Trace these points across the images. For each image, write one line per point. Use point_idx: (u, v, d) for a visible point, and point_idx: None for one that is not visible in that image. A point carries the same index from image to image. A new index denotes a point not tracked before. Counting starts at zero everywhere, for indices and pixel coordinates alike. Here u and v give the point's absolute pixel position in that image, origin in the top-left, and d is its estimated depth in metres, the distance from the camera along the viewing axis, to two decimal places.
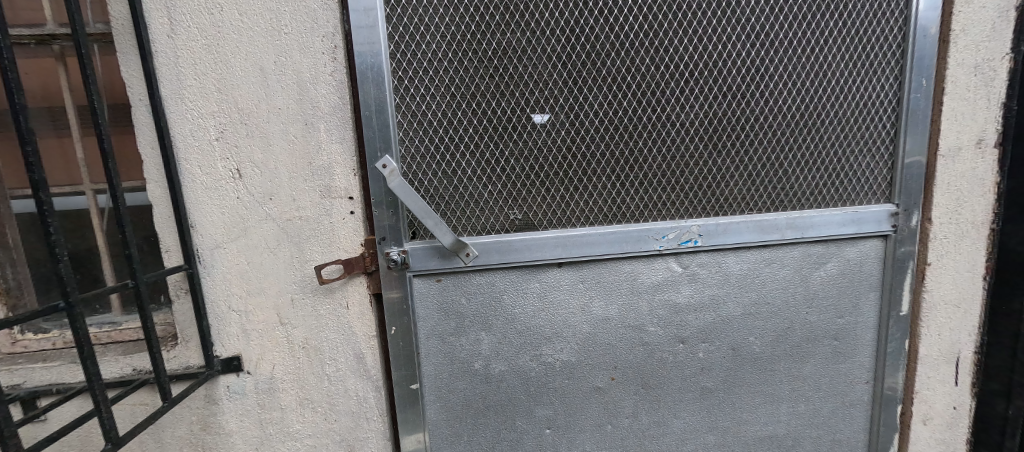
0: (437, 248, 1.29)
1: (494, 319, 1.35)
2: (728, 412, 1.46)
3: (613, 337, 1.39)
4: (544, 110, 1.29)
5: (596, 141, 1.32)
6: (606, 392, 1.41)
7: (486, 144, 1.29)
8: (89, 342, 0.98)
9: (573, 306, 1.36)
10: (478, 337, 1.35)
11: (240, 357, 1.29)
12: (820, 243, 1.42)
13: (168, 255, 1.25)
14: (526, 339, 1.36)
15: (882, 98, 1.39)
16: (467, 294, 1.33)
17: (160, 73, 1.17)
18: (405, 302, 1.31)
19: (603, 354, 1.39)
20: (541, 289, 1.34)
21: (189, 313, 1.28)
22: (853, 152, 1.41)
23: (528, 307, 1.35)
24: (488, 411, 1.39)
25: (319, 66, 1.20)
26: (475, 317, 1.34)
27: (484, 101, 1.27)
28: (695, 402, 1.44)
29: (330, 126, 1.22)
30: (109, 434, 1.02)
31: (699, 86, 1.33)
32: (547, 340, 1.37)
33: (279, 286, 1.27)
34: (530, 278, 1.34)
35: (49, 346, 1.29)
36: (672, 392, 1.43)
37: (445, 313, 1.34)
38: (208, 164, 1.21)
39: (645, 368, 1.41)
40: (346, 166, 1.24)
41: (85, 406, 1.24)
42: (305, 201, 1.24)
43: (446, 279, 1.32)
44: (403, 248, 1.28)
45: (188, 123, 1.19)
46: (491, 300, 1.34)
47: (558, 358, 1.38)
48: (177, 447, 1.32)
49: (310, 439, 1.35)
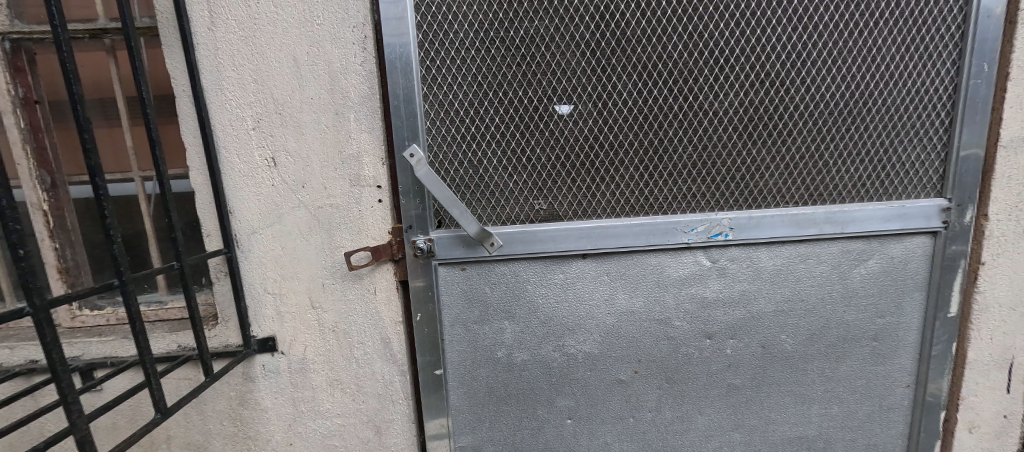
0: (462, 237, 1.31)
1: (516, 308, 1.35)
2: (756, 411, 1.43)
3: (637, 330, 1.37)
4: (569, 101, 1.27)
5: (622, 132, 1.29)
6: (629, 385, 1.40)
7: (510, 135, 1.28)
8: (140, 319, 1.04)
9: (597, 297, 1.35)
10: (501, 327, 1.36)
11: (274, 338, 1.36)
12: (861, 238, 1.35)
13: (209, 239, 1.31)
14: (549, 329, 1.36)
15: (937, 85, 1.30)
16: (491, 283, 1.34)
17: (201, 65, 1.22)
18: (430, 290, 1.33)
19: (627, 347, 1.38)
20: (565, 280, 1.34)
21: (227, 294, 1.34)
22: (902, 143, 1.32)
23: (551, 298, 1.35)
24: (509, 399, 1.40)
25: (349, 56, 1.22)
26: (498, 306, 1.35)
27: (511, 90, 1.27)
28: (721, 398, 1.41)
29: (360, 116, 1.25)
30: (159, 405, 1.07)
31: (735, 74, 1.27)
32: (570, 331, 1.36)
33: (311, 270, 1.32)
34: (554, 269, 1.33)
35: (104, 322, 1.39)
36: (698, 387, 1.40)
37: (469, 301, 1.35)
38: (246, 153, 1.26)
39: (669, 362, 1.39)
40: (375, 154, 1.27)
41: (136, 378, 1.33)
42: (336, 189, 1.28)
43: (470, 268, 1.34)
44: (429, 236, 1.30)
45: (227, 113, 1.24)
46: (514, 290, 1.34)
47: (581, 349, 1.37)
48: (216, 420, 1.40)
49: (340, 418, 1.41)
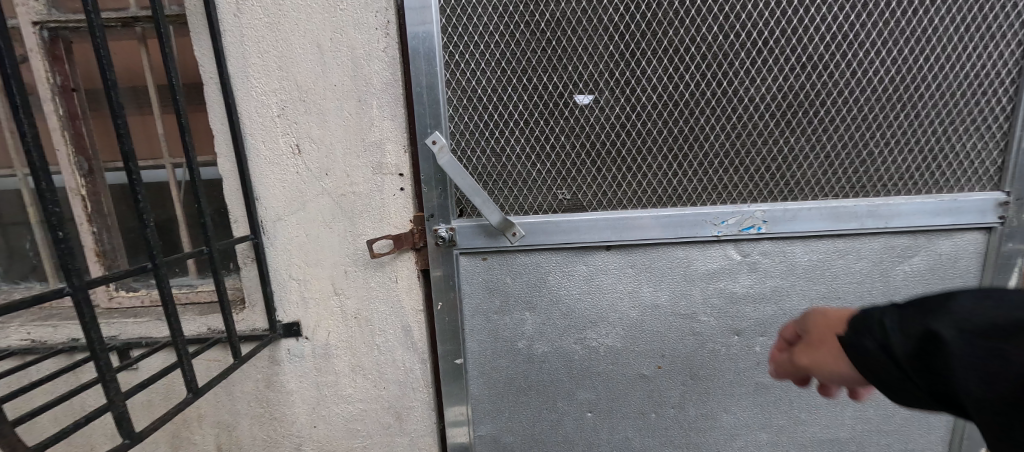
0: (484, 227, 1.29)
1: (538, 299, 1.34)
2: (785, 411, 1.38)
3: (662, 325, 1.33)
4: (598, 87, 1.23)
5: (651, 121, 1.25)
6: (652, 381, 1.37)
7: (534, 123, 1.25)
8: (172, 301, 1.06)
9: (621, 290, 1.32)
10: (522, 317, 1.35)
11: (299, 323, 1.38)
12: (906, 233, 1.27)
13: (236, 225, 1.33)
14: (571, 321, 1.34)
15: (999, 68, 1.20)
16: (512, 274, 1.33)
17: (228, 52, 1.23)
18: (451, 279, 1.33)
19: (650, 342, 1.34)
20: (588, 272, 1.31)
21: (254, 279, 1.36)
22: (956, 131, 1.23)
23: (574, 289, 1.32)
24: (529, 390, 1.39)
25: (372, 42, 1.21)
26: (519, 297, 1.34)
27: (536, 76, 1.23)
28: (749, 397, 1.37)
29: (383, 103, 1.24)
30: (190, 384, 1.09)
31: (773, 58, 1.20)
32: (593, 324, 1.34)
33: (334, 257, 1.33)
34: (578, 260, 1.31)
35: (139, 303, 1.44)
36: (724, 385, 1.36)
37: (490, 292, 1.34)
38: (271, 139, 1.27)
39: (694, 358, 1.35)
40: (397, 142, 1.26)
41: (169, 358, 1.38)
42: (358, 177, 1.28)
43: (491, 258, 1.32)
44: (451, 225, 1.29)
45: (253, 100, 1.25)
46: (536, 280, 1.32)
47: (603, 343, 1.35)
48: (244, 401, 1.44)
49: (361, 403, 1.43)
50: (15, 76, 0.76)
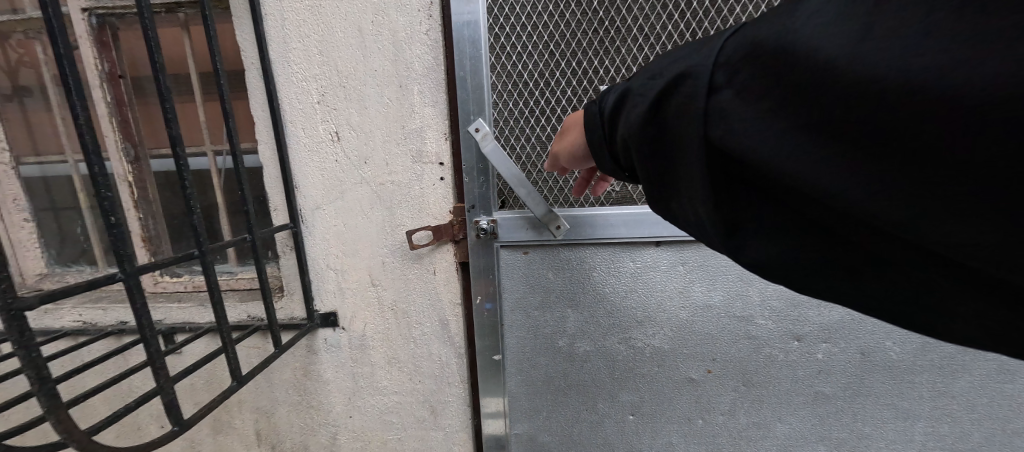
0: (526, 219, 1.24)
1: (581, 296, 1.28)
2: (846, 423, 1.28)
3: (714, 327, 1.25)
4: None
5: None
6: (700, 385, 1.29)
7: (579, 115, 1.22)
8: (218, 288, 1.06)
9: (670, 289, 1.25)
10: (563, 314, 1.29)
11: (336, 313, 1.37)
12: None
13: (276, 213, 1.32)
14: (615, 320, 1.28)
15: None
16: (554, 269, 1.27)
17: (269, 37, 1.20)
18: (491, 272, 1.28)
19: (701, 344, 1.27)
20: (636, 268, 1.24)
21: (292, 268, 1.35)
22: None
23: (620, 286, 1.26)
24: (569, 390, 1.34)
25: (414, 24, 1.16)
26: (562, 293, 1.28)
27: (587, 59, 1.20)
28: (806, 407, 1.28)
29: (425, 88, 1.19)
30: (234, 372, 1.09)
31: None
32: (639, 323, 1.27)
33: (372, 248, 1.31)
34: (625, 256, 1.24)
35: (182, 288, 1.46)
36: (780, 393, 1.27)
37: (531, 287, 1.29)
38: (311, 126, 1.25)
39: (748, 363, 1.26)
40: (438, 129, 1.21)
41: (211, 344, 1.40)
42: (398, 166, 1.25)
43: (533, 252, 1.27)
44: (492, 217, 1.24)
45: (293, 86, 1.23)
46: (580, 276, 1.26)
47: (649, 343, 1.28)
48: (282, 388, 1.44)
49: (397, 396, 1.41)
50: (66, 56, 0.73)
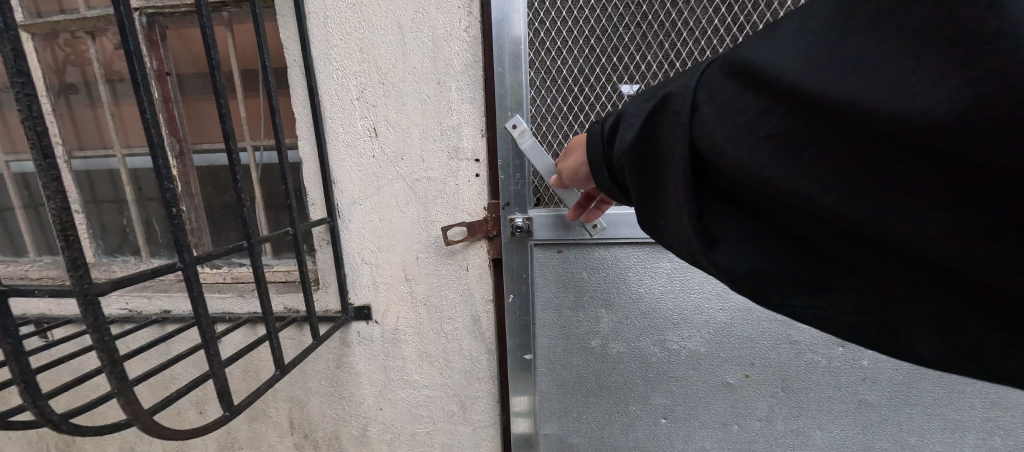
0: (561, 218, 1.24)
1: (615, 296, 1.27)
2: (891, 433, 1.25)
3: (753, 330, 1.24)
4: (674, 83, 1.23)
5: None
6: (737, 390, 1.27)
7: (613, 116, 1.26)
8: (264, 279, 1.09)
9: (709, 290, 1.24)
10: (597, 314, 1.29)
11: (369, 307, 1.39)
12: None
13: (314, 207, 1.35)
14: (651, 321, 1.27)
15: None
16: (589, 268, 1.27)
17: (312, 34, 1.23)
18: (523, 270, 1.28)
19: (739, 347, 1.25)
20: (673, 268, 1.24)
21: (328, 261, 1.38)
22: None
23: (656, 286, 1.26)
24: (601, 391, 1.34)
25: (454, 21, 1.18)
26: (596, 292, 1.28)
27: (629, 54, 1.22)
28: (849, 415, 1.25)
29: (462, 85, 1.21)
30: (277, 361, 1.12)
31: None
32: (675, 325, 1.27)
33: (407, 243, 1.32)
34: (663, 255, 1.24)
35: (222, 280, 1.51)
36: (821, 400, 1.25)
37: (564, 287, 1.29)
38: (350, 123, 1.27)
39: (789, 367, 1.24)
40: (475, 126, 1.22)
41: (249, 334, 1.44)
42: (434, 162, 1.26)
43: (567, 250, 1.27)
44: (527, 215, 1.25)
45: (333, 83, 1.25)
46: (615, 276, 1.26)
47: (685, 346, 1.27)
48: (316, 379, 1.47)
49: (427, 390, 1.43)
50: (135, 53, 0.79)
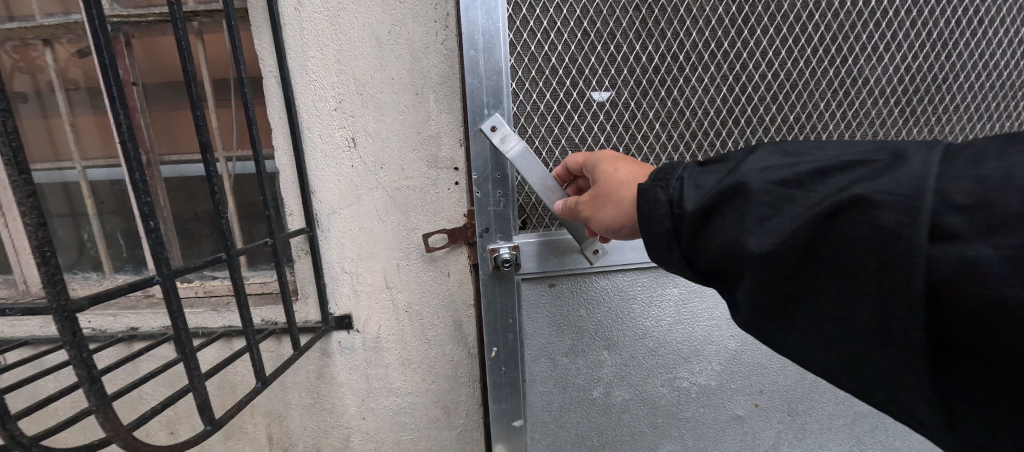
0: (548, 245, 1.30)
1: (620, 337, 1.41)
2: (878, 439, 1.65)
3: (760, 358, 1.50)
4: (644, 90, 1.34)
5: (690, 120, 1.39)
6: (747, 419, 1.53)
7: (586, 125, 1.33)
8: (244, 291, 1.08)
9: (713, 320, 1.46)
10: (598, 358, 1.40)
11: (350, 316, 1.39)
12: None
13: (292, 218, 1.34)
14: (660, 359, 1.44)
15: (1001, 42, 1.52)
16: (587, 306, 1.37)
17: (288, 45, 1.23)
18: (512, 312, 1.32)
19: (749, 377, 1.51)
20: (676, 299, 1.43)
21: (307, 272, 1.37)
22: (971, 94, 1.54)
23: (665, 321, 1.43)
24: (613, 441, 1.48)
25: (431, 34, 1.21)
26: (595, 335, 1.39)
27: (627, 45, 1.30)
28: (844, 431, 1.61)
29: (439, 96, 1.24)
30: (258, 373, 1.11)
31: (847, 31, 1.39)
32: (684, 361, 1.46)
33: (387, 250, 1.34)
34: (667, 283, 1.41)
35: (193, 294, 1.47)
36: (822, 419, 1.59)
37: (557, 332, 1.37)
38: (328, 132, 1.28)
39: (793, 393, 1.55)
40: (454, 135, 1.27)
41: (224, 349, 1.41)
42: (413, 171, 1.28)
43: (559, 285, 1.34)
44: (513, 243, 1.28)
45: (310, 93, 1.26)
46: (619, 314, 1.40)
47: (696, 382, 1.48)
48: (296, 392, 1.45)
49: (411, 397, 1.44)
50: (111, 66, 0.80)
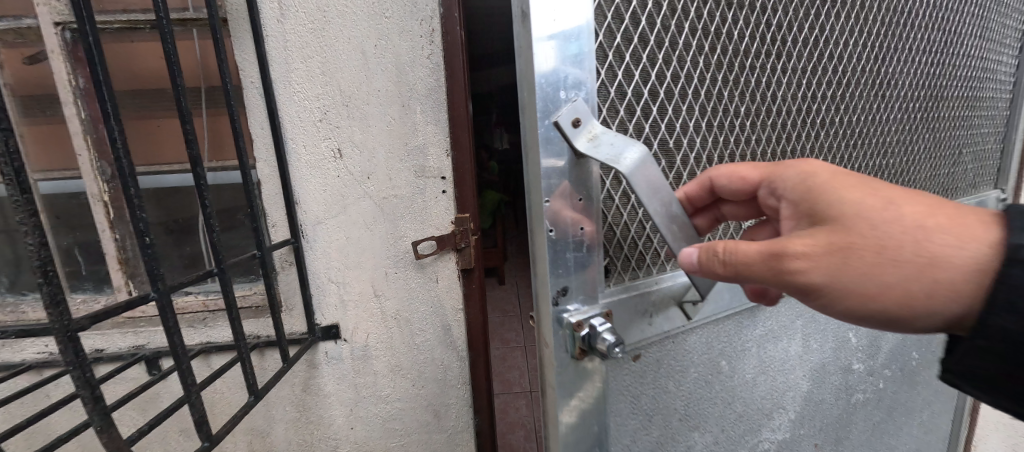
0: (647, 300, 0.95)
1: (709, 405, 1.12)
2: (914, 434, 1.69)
3: (825, 393, 1.36)
4: (704, 81, 0.99)
5: (750, 129, 1.08)
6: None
7: (654, 102, 0.93)
8: (236, 305, 1.07)
9: (792, 362, 1.28)
10: (689, 443, 1.09)
11: (338, 326, 1.39)
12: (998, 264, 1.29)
13: (275, 229, 1.33)
14: (745, 422, 1.19)
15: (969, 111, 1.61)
16: (671, 376, 1.04)
17: (271, 56, 1.23)
18: (597, 420, 0.91)
19: (816, 418, 1.36)
20: (759, 344, 1.21)
21: (292, 283, 1.36)
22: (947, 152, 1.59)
23: (750, 372, 1.20)
24: None
25: (417, 49, 1.25)
26: (685, 414, 1.08)
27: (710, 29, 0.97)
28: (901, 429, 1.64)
29: (426, 108, 1.29)
30: (251, 387, 1.10)
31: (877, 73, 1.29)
32: (768, 417, 1.24)
33: (375, 259, 1.36)
34: (751, 323, 1.18)
35: None
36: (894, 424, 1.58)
37: (645, 423, 1.01)
38: (312, 143, 1.29)
39: (851, 418, 1.43)
40: (440, 146, 1.31)
41: (203, 367, 1.36)
42: (401, 180, 1.32)
43: (645, 358, 0.99)
44: (603, 308, 0.88)
45: (294, 104, 1.26)
46: (708, 377, 1.11)
47: (776, 439, 1.28)
48: (280, 406, 1.43)
49: (400, 403, 1.46)
50: (105, 83, 0.82)
